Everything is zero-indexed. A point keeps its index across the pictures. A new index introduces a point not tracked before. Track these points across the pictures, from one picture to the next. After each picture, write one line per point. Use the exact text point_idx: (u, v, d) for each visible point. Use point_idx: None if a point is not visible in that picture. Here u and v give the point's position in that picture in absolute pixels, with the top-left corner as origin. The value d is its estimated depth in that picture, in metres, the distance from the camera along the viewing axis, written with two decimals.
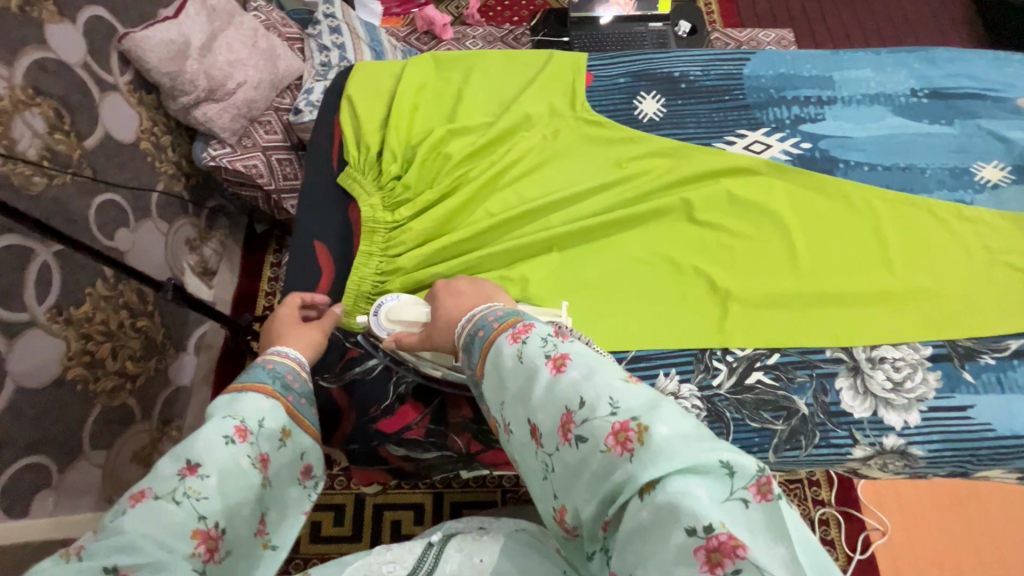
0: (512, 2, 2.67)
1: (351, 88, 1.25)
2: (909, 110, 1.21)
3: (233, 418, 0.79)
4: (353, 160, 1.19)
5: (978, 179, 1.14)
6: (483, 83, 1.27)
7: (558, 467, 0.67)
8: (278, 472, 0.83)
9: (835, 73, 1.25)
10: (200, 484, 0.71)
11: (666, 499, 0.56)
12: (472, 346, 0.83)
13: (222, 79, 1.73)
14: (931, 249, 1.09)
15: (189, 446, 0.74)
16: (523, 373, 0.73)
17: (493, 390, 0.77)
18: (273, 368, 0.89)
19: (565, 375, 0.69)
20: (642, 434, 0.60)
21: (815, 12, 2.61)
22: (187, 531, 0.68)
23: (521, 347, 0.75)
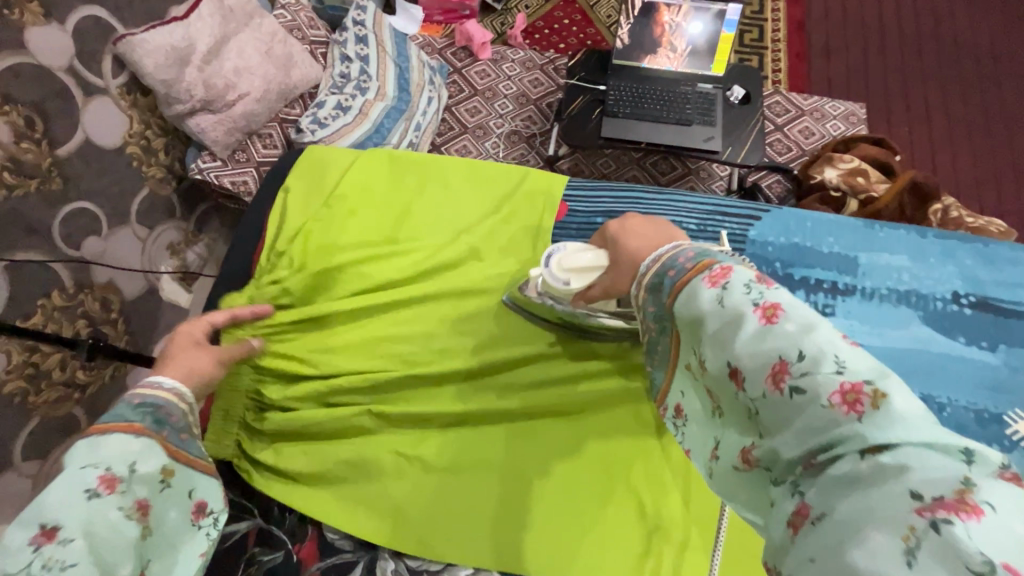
0: (560, 26, 2.48)
1: (294, 181, 1.17)
2: (942, 320, 0.83)
3: (95, 468, 0.68)
4: (262, 264, 1.10)
5: (1012, 434, 0.76)
6: (436, 198, 1.17)
7: (763, 413, 0.53)
8: (163, 517, 0.73)
9: (865, 254, 0.87)
10: (58, 552, 0.62)
11: (897, 463, 0.43)
12: (659, 288, 0.67)
13: (223, 89, 1.65)
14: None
15: (39, 511, 0.63)
16: (722, 318, 0.57)
17: (690, 331, 0.61)
18: (139, 401, 0.78)
19: (782, 324, 0.52)
20: (878, 399, 0.46)
21: (897, 88, 2.30)
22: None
23: (722, 291, 0.58)
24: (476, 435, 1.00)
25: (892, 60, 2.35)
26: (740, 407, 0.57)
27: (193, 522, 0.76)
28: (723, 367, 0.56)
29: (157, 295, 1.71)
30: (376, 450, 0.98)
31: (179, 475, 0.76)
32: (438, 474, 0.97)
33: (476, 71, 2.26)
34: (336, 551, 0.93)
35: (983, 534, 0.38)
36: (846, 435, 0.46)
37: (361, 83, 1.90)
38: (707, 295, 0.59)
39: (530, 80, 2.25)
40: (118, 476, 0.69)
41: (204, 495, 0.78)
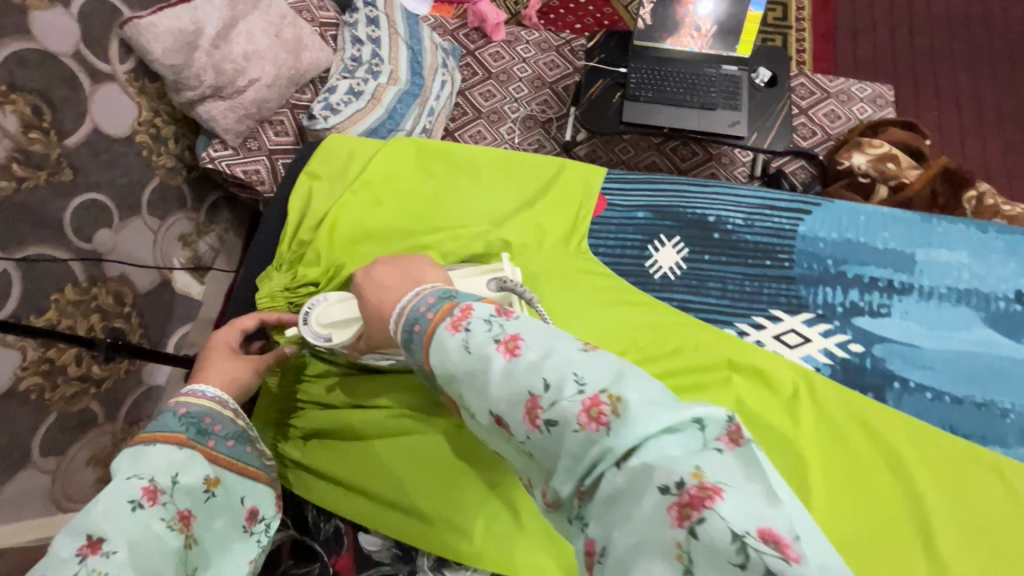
0: (576, 6, 2.38)
1: (317, 167, 0.97)
2: (1007, 322, 0.78)
3: (139, 478, 0.62)
4: (283, 257, 0.91)
5: None
6: (468, 190, 0.93)
7: (536, 451, 0.47)
8: (209, 528, 0.66)
9: (920, 250, 0.82)
10: (103, 561, 0.55)
11: (643, 465, 0.42)
12: (412, 344, 0.56)
13: (233, 74, 1.58)
14: (998, 537, 0.66)
15: (86, 519, 0.58)
16: (469, 365, 0.51)
17: (454, 391, 0.53)
18: (185, 411, 0.70)
19: (526, 354, 0.49)
20: (617, 406, 0.44)
21: (926, 70, 2.21)
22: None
23: (466, 335, 0.52)
24: (406, 450, 0.78)
25: (922, 40, 2.26)
26: (518, 448, 0.50)
27: (242, 530, 0.69)
28: (490, 416, 0.50)
29: (169, 288, 1.68)
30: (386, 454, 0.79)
31: (226, 484, 0.69)
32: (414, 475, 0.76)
33: (490, 53, 2.18)
34: (375, 564, 0.74)
35: (725, 505, 0.38)
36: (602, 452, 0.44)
37: (374, 66, 1.83)
38: (452, 343, 0.53)
39: (545, 62, 2.18)
40: (162, 486, 0.62)
41: (255, 501, 0.72)
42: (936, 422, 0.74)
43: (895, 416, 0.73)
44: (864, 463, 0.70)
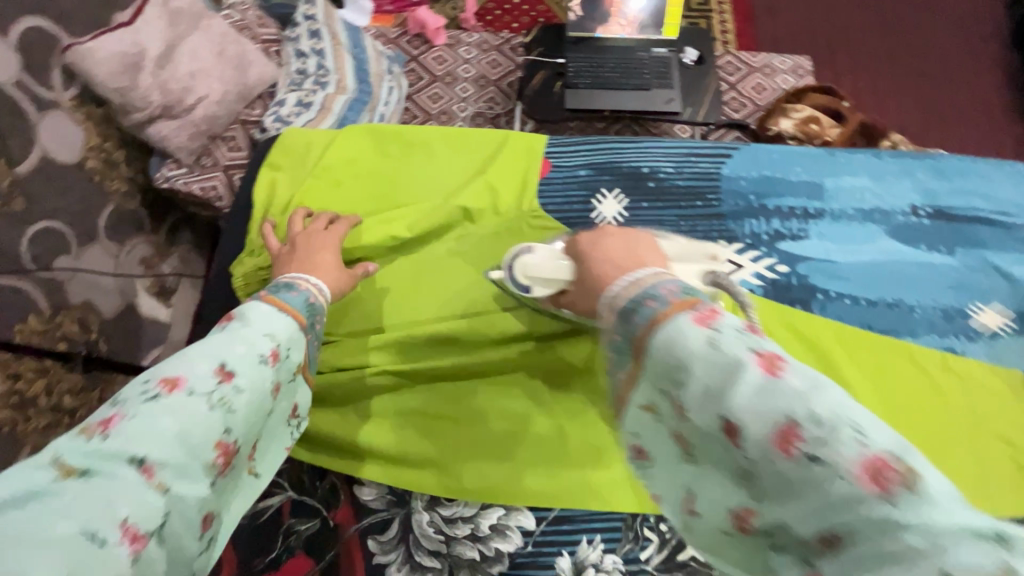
0: (512, 6, 2.48)
1: (276, 157, 0.96)
2: (907, 232, 0.90)
3: (271, 337, 0.59)
4: (253, 243, 0.91)
5: (973, 325, 0.85)
6: (425, 165, 0.96)
7: (764, 477, 0.39)
8: (278, 410, 0.63)
9: (828, 179, 0.93)
10: (232, 393, 0.54)
11: (921, 546, 0.32)
12: (633, 315, 0.47)
13: (180, 93, 1.54)
14: (908, 408, 0.78)
15: (226, 346, 0.56)
16: (713, 363, 0.41)
17: (654, 368, 0.45)
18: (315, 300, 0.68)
19: (789, 381, 0.39)
20: (911, 477, 0.34)
21: (841, 39, 2.29)
22: (210, 440, 0.52)
23: (716, 329, 0.43)
24: (395, 407, 0.81)
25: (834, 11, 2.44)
26: (729, 471, 0.42)
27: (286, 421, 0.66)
28: (714, 424, 0.41)
29: (135, 314, 1.61)
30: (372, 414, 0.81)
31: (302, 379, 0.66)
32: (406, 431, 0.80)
33: (433, 56, 2.25)
34: (372, 511, 0.76)
35: None
36: (869, 515, 0.35)
37: (320, 78, 1.82)
38: (693, 334, 0.43)
39: (488, 61, 2.26)
40: (283, 350, 0.60)
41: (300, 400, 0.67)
42: (857, 322, 0.84)
43: (825, 324, 0.84)
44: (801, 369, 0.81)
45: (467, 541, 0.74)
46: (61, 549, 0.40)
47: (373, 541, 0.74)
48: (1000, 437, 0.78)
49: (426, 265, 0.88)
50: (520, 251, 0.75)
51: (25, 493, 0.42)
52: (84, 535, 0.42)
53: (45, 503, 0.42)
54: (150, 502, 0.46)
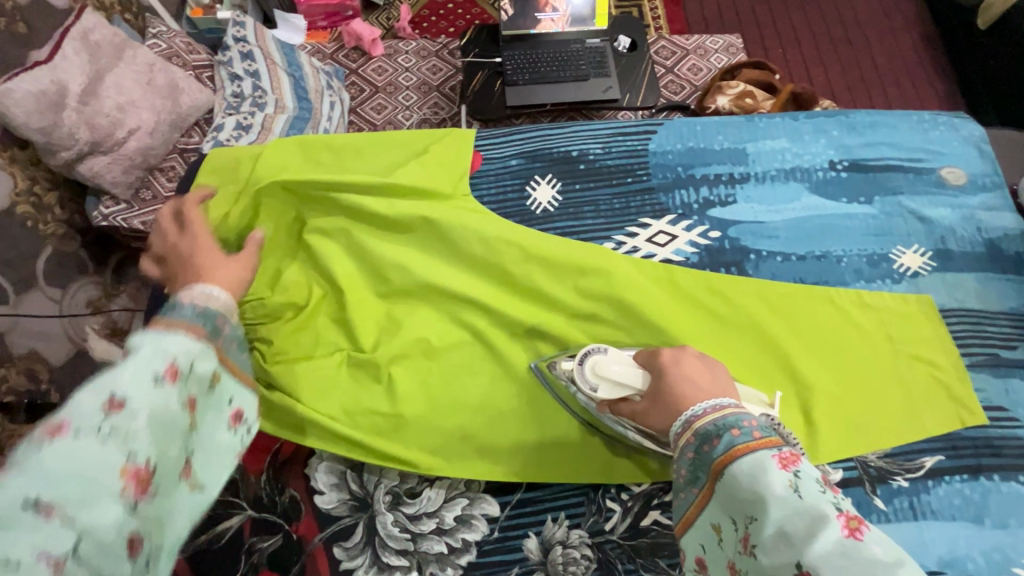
0: (446, 12, 2.50)
1: (204, 180, 0.90)
2: (828, 187, 0.94)
3: (164, 351, 0.50)
4: None
5: (897, 268, 0.89)
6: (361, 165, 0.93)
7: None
8: (200, 422, 0.55)
9: (749, 144, 0.96)
10: (129, 419, 0.45)
11: None
12: (714, 439, 0.51)
13: (110, 127, 1.41)
14: (837, 351, 0.84)
15: (111, 371, 0.46)
16: (794, 510, 0.43)
17: (732, 499, 0.49)
18: (203, 306, 0.56)
19: (871, 547, 0.39)
20: None
21: (765, 15, 2.37)
22: (114, 471, 0.43)
23: (796, 476, 0.45)
24: (357, 401, 0.79)
25: None
26: None
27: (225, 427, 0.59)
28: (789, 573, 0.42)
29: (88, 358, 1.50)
30: (338, 409, 0.79)
31: (223, 382, 0.58)
32: (375, 423, 0.78)
33: (373, 68, 2.25)
34: (335, 520, 0.75)
35: None
36: None
37: (257, 100, 1.67)
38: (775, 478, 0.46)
39: (427, 68, 2.26)
40: (184, 365, 0.51)
41: (242, 402, 0.61)
42: (787, 278, 0.88)
43: (755, 283, 0.87)
44: (734, 328, 0.84)
45: (432, 536, 0.74)
46: None
47: (339, 549, 0.73)
48: (923, 362, 0.84)
49: (371, 258, 0.85)
50: (595, 348, 0.75)
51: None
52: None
53: None
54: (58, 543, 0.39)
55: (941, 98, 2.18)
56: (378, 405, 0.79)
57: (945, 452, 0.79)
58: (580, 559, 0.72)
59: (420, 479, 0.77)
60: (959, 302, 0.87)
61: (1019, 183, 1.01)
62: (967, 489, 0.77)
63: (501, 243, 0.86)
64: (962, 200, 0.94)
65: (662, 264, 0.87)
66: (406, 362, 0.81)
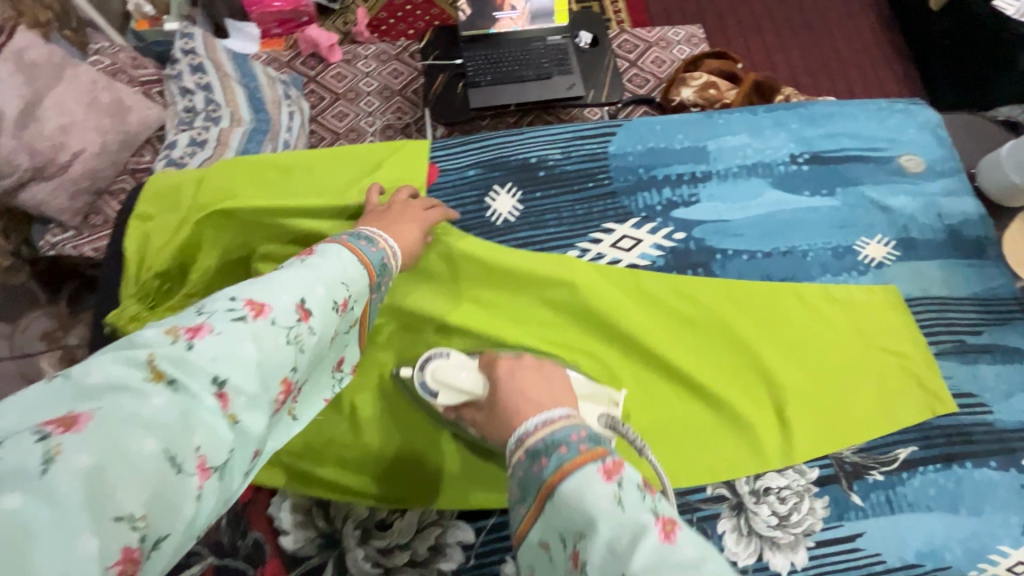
0: (405, 13, 2.44)
1: (145, 207, 0.85)
2: (790, 180, 0.93)
3: (341, 289, 0.54)
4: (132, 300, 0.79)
5: (862, 259, 0.89)
6: (312, 183, 0.88)
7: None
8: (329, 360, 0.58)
9: (710, 142, 0.95)
10: (305, 333, 0.49)
11: None
12: (544, 458, 0.48)
13: (52, 151, 1.33)
14: (809, 348, 0.83)
15: (306, 283, 0.51)
16: (617, 522, 0.42)
17: (558, 518, 0.45)
18: (381, 262, 0.62)
19: (683, 549, 0.40)
20: None
21: (725, 4, 2.37)
22: (278, 376, 0.46)
23: (620, 485, 0.44)
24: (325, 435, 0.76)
25: None
26: None
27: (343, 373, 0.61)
28: None
29: None
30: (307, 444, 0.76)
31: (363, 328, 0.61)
32: (343, 456, 0.75)
33: (332, 75, 2.19)
34: (302, 560, 0.71)
35: None
36: None
37: (211, 113, 1.58)
38: (601, 491, 0.44)
39: (389, 72, 2.21)
40: (350, 305, 0.56)
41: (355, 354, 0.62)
42: (755, 276, 0.87)
43: (722, 284, 0.86)
44: (703, 333, 0.83)
45: (406, 569, 0.71)
46: (142, 470, 0.36)
47: None
48: (893, 352, 0.84)
49: None
50: (438, 353, 0.74)
51: (116, 388, 0.39)
52: (167, 451, 0.38)
53: (134, 404, 0.38)
54: (220, 430, 0.41)
55: (901, 80, 2.20)
56: (343, 436, 0.76)
57: (918, 443, 0.79)
58: None
59: (390, 509, 0.74)
60: (924, 290, 0.88)
61: (977, 167, 1.01)
62: (941, 478, 0.77)
63: (462, 258, 0.83)
64: (922, 187, 0.94)
65: (628, 270, 0.86)
66: (370, 389, 0.79)
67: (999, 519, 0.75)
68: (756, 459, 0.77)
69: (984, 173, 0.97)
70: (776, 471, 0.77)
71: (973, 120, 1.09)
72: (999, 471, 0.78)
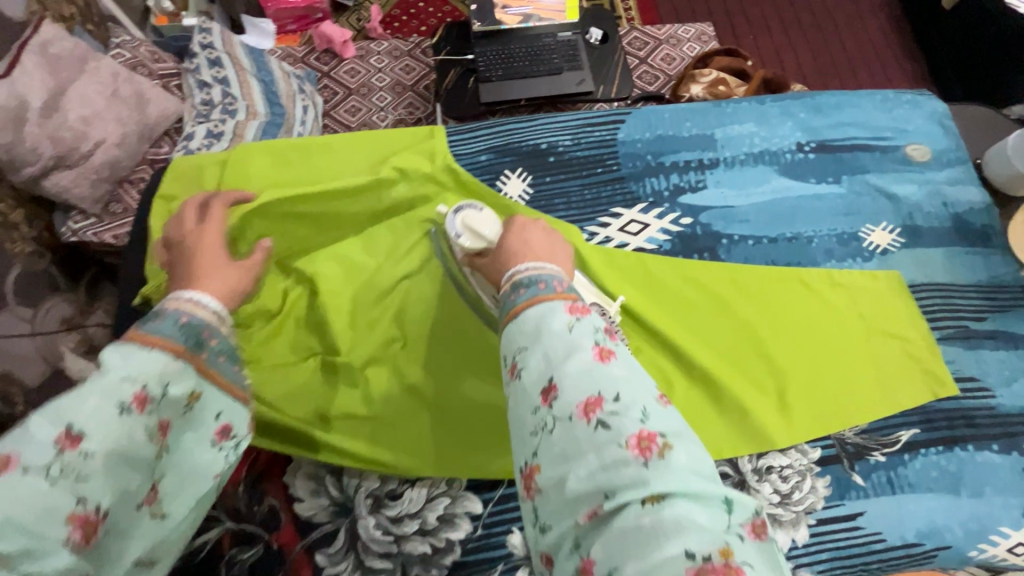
0: (417, 11, 2.48)
1: (169, 187, 0.88)
2: (796, 168, 0.95)
3: (127, 382, 0.45)
4: (154, 273, 0.81)
5: (867, 246, 0.90)
6: (333, 163, 0.90)
7: (555, 437, 0.44)
8: (175, 448, 0.51)
9: (716, 130, 0.97)
10: (81, 461, 0.42)
11: (673, 518, 0.38)
12: (522, 289, 0.52)
13: (75, 140, 1.28)
14: (809, 330, 0.85)
15: (69, 403, 0.43)
16: (562, 343, 0.47)
17: (513, 333, 0.50)
18: (186, 319, 0.51)
19: (613, 368, 0.46)
20: (667, 455, 0.41)
21: (734, 4, 2.37)
22: (59, 517, 0.41)
23: (577, 320, 0.49)
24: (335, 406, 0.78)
25: None
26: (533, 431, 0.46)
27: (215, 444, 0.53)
28: (537, 390, 0.46)
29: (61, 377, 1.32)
30: (319, 415, 0.78)
31: (210, 398, 0.52)
32: (356, 424, 0.78)
33: (345, 70, 2.22)
34: (316, 527, 0.73)
35: None
36: (631, 483, 0.40)
37: (228, 105, 1.57)
38: (556, 319, 0.48)
39: (401, 68, 2.24)
40: (154, 391, 0.47)
41: (231, 417, 0.55)
42: (761, 261, 0.89)
43: (727, 267, 0.88)
44: (705, 315, 0.85)
45: (416, 537, 0.73)
46: None
47: (321, 556, 0.72)
48: (895, 336, 0.85)
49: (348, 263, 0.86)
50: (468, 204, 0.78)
51: None
52: None
53: None
54: None
55: (912, 79, 2.20)
56: (353, 407, 0.78)
57: (920, 426, 0.80)
58: None
59: (400, 480, 0.76)
60: (929, 276, 0.89)
61: (982, 157, 1.02)
62: (943, 460, 0.78)
63: None
64: (928, 175, 0.95)
65: (635, 254, 0.87)
66: (383, 364, 0.81)
67: (1002, 503, 0.76)
68: (760, 440, 0.78)
69: (989, 162, 0.98)
70: (779, 450, 0.78)
71: (980, 112, 1.09)
72: (1000, 454, 0.79)
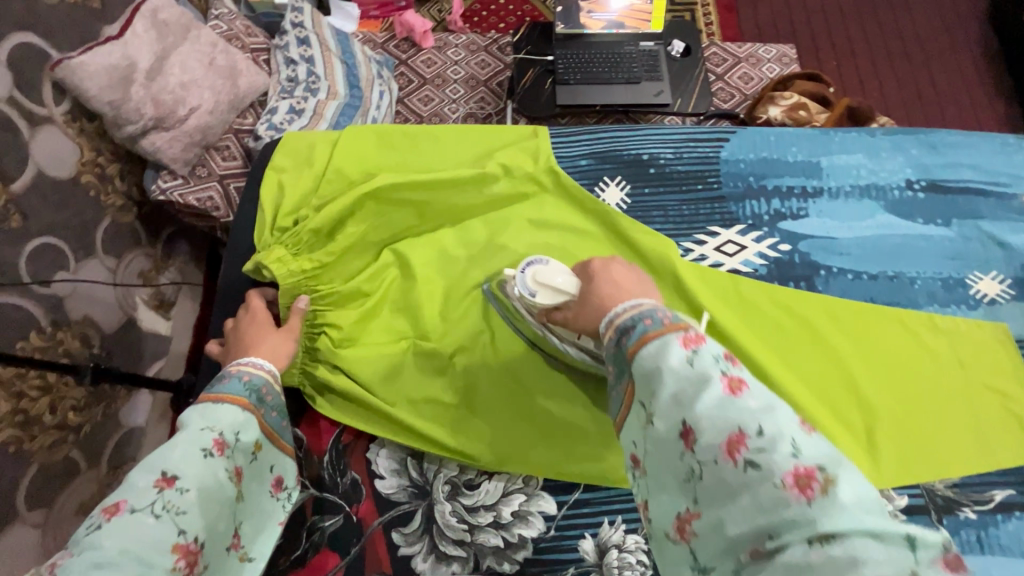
0: (496, 8, 2.49)
1: (281, 160, 0.91)
2: (903, 206, 0.92)
3: (209, 430, 0.58)
4: (263, 242, 0.84)
5: (974, 293, 0.87)
6: (439, 152, 0.93)
7: (705, 480, 0.44)
8: (244, 492, 0.62)
9: (823, 159, 0.94)
10: (178, 497, 0.53)
11: (848, 558, 0.37)
12: (629, 330, 0.51)
13: (173, 104, 1.22)
14: (902, 369, 0.82)
15: (164, 454, 0.55)
16: (687, 381, 0.46)
17: (633, 376, 0.49)
18: (248, 378, 0.64)
19: (748, 400, 0.44)
20: (830, 489, 0.39)
21: (820, 26, 2.29)
22: (165, 547, 0.50)
23: (695, 352, 0.47)
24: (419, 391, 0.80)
25: None
26: (680, 475, 0.46)
27: (272, 492, 0.66)
28: (673, 429, 0.46)
29: (136, 328, 1.33)
30: (404, 397, 0.80)
31: (268, 450, 0.65)
32: (438, 410, 0.79)
33: (422, 60, 2.23)
34: (394, 505, 0.75)
35: None
36: (795, 520, 0.39)
37: (310, 85, 1.44)
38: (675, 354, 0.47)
39: (477, 62, 2.23)
40: (229, 438, 0.59)
41: (282, 469, 0.68)
42: (859, 297, 0.87)
43: (823, 300, 0.86)
44: (796, 344, 0.83)
45: (490, 529, 0.74)
46: None
47: (398, 534, 0.74)
48: (994, 390, 0.81)
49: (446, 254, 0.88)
50: (537, 259, 0.74)
51: None
52: None
53: None
54: None
55: (1001, 121, 2.11)
56: (438, 394, 0.80)
57: (1017, 487, 0.77)
58: (637, 565, 0.72)
59: (478, 471, 0.77)
60: None
61: None
62: None
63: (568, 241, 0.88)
64: None
65: (729, 275, 0.86)
66: (471, 353, 0.82)
67: None
68: None
69: None
70: None
71: None
72: None
